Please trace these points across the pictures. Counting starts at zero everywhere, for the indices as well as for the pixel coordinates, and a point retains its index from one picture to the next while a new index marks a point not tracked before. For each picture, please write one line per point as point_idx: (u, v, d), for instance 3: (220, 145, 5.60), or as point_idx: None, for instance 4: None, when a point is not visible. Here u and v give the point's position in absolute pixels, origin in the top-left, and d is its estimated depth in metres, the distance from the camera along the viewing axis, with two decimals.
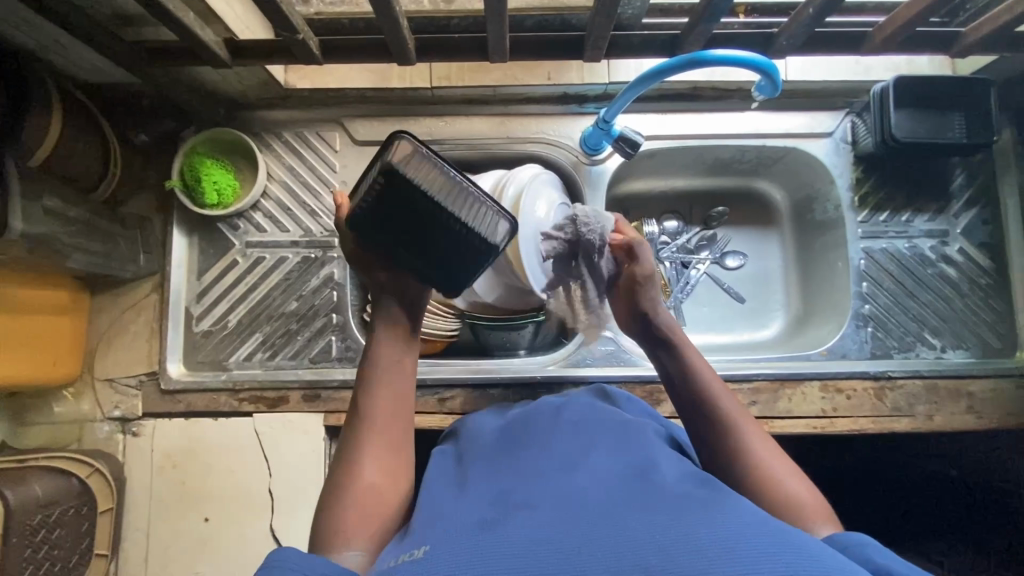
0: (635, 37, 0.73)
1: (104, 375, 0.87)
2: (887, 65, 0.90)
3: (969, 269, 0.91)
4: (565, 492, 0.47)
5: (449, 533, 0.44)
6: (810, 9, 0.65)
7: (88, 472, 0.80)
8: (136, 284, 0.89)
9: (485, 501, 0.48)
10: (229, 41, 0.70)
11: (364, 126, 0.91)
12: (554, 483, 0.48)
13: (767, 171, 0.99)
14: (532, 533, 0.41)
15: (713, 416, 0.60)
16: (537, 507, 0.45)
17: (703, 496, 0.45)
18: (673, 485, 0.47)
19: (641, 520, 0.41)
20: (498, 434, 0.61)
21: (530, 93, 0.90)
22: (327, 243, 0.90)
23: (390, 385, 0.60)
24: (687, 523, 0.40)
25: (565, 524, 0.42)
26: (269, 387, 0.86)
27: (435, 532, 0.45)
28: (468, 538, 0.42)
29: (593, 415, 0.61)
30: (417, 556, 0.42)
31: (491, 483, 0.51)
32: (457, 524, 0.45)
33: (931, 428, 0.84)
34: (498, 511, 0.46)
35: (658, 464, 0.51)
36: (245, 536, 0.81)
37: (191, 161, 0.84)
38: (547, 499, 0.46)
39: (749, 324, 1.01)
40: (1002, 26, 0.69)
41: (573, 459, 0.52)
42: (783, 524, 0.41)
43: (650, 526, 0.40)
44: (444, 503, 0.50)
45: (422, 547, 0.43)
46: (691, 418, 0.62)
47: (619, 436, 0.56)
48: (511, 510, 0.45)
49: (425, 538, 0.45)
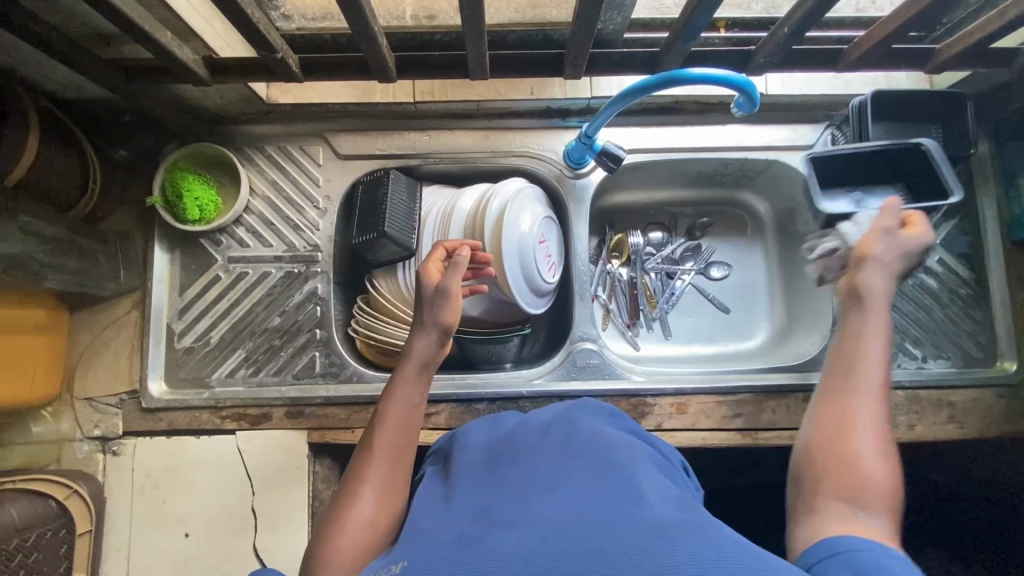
0: (615, 53, 0.73)
1: (84, 393, 0.86)
2: (866, 80, 0.91)
3: (949, 279, 0.92)
4: (542, 508, 0.47)
5: (423, 551, 0.44)
6: (785, 28, 0.66)
7: (67, 494, 0.79)
8: (116, 301, 0.88)
9: (468, 514, 0.48)
10: (207, 59, 0.70)
11: (348, 140, 0.91)
12: (538, 501, 0.48)
13: (750, 182, 1.00)
14: (509, 548, 0.42)
15: (850, 371, 0.60)
16: (516, 523, 0.45)
17: (686, 517, 0.45)
18: (658, 504, 0.47)
19: (622, 538, 0.41)
20: (482, 446, 0.62)
21: (514, 107, 0.90)
22: (311, 258, 0.90)
23: (399, 423, 0.62)
24: (669, 545, 0.40)
25: (541, 539, 0.42)
26: (252, 404, 0.85)
27: (410, 549, 0.45)
28: (443, 556, 0.42)
29: (574, 426, 0.61)
30: (395, 571, 0.42)
31: (476, 496, 0.51)
32: (434, 539, 0.45)
33: (913, 439, 0.85)
34: (475, 526, 0.46)
35: (643, 483, 0.51)
36: (228, 558, 0.81)
37: (173, 175, 0.84)
38: (528, 515, 0.46)
39: (735, 334, 1.01)
40: (974, 44, 0.69)
41: (556, 475, 0.52)
42: (766, 553, 0.41)
43: (631, 546, 0.40)
44: (425, 517, 0.51)
45: (400, 562, 0.44)
46: (834, 363, 0.62)
47: (605, 448, 0.56)
48: (491, 526, 0.45)
49: (406, 551, 0.46)
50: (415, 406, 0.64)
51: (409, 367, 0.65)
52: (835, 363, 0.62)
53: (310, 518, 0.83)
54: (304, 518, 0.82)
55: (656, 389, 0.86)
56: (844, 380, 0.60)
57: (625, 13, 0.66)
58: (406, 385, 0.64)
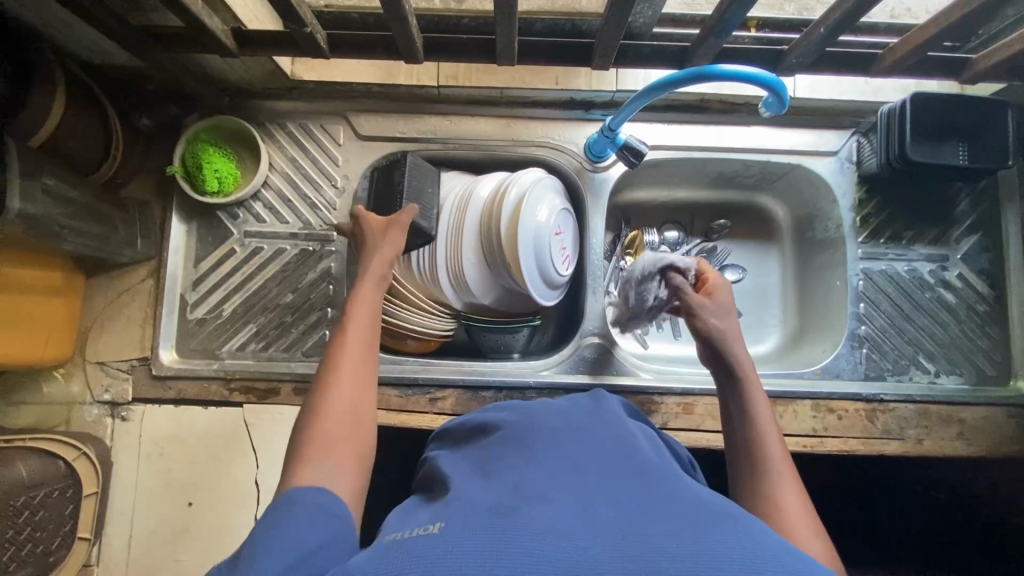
0: (644, 46, 0.72)
1: (96, 357, 0.87)
2: (896, 87, 0.89)
3: (967, 295, 0.91)
4: (577, 483, 0.47)
5: (461, 516, 0.43)
6: (821, 28, 0.65)
7: (76, 456, 0.80)
8: (131, 269, 0.88)
9: (500, 487, 0.48)
10: (236, 30, 0.69)
11: (369, 121, 0.90)
12: (572, 480, 0.47)
13: (770, 186, 0.99)
14: (550, 518, 0.41)
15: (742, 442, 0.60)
16: (553, 499, 0.44)
17: (723, 505, 0.44)
18: (690, 492, 0.46)
19: (662, 522, 0.40)
20: (504, 426, 0.61)
21: (538, 96, 0.89)
22: (326, 237, 0.90)
23: (350, 359, 0.61)
24: (710, 534, 0.38)
25: (580, 514, 0.42)
26: (260, 378, 0.86)
27: (446, 514, 0.44)
28: (483, 520, 0.41)
29: (598, 414, 0.61)
30: (431, 531, 0.41)
31: (509, 471, 0.50)
32: (470, 507, 0.44)
33: (920, 453, 0.84)
34: (510, 499, 0.45)
35: (671, 473, 0.50)
36: (229, 530, 0.81)
37: (193, 147, 0.84)
38: (562, 489, 0.46)
39: (745, 338, 1.01)
40: (1011, 56, 0.68)
41: (586, 453, 0.51)
42: None
43: (672, 529, 0.39)
44: (455, 489, 0.50)
45: (435, 524, 0.43)
46: (733, 447, 0.61)
47: (630, 437, 0.56)
48: (527, 500, 0.44)
49: (441, 516, 0.44)
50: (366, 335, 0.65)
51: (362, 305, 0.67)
52: (734, 444, 0.61)
53: None
54: None
55: (663, 388, 0.86)
56: (747, 454, 0.58)
57: (656, 8, 0.65)
58: (359, 316, 0.66)
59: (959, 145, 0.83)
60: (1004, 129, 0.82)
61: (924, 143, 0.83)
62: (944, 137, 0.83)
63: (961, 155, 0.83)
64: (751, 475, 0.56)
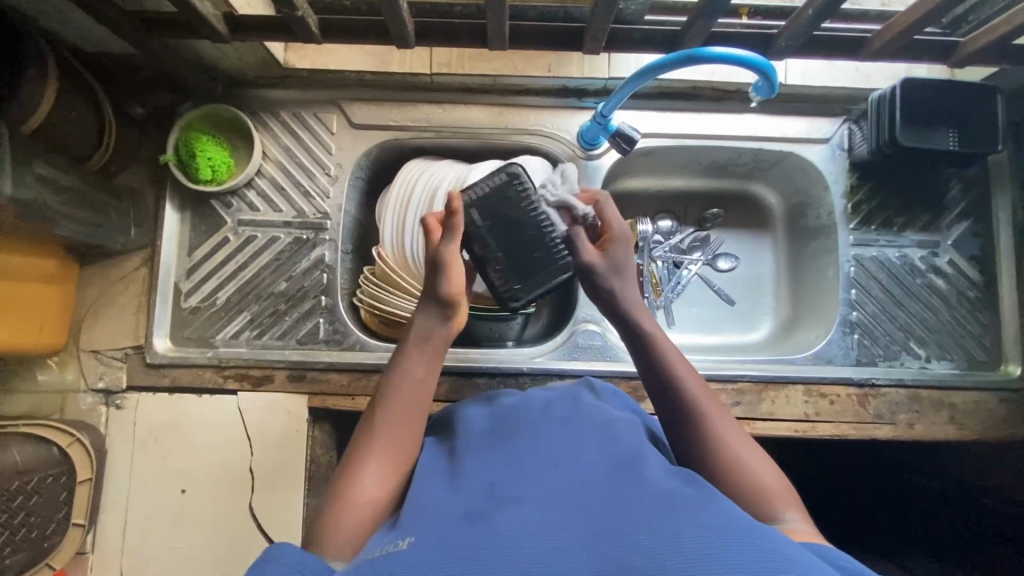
0: (636, 31, 0.72)
1: (90, 346, 0.87)
2: (886, 73, 0.89)
3: (958, 281, 0.91)
4: (551, 487, 0.47)
5: (431, 527, 0.43)
6: (809, 10, 0.65)
7: (69, 442, 0.80)
8: (126, 257, 0.89)
9: (475, 491, 0.48)
10: (228, 15, 0.70)
11: (362, 109, 0.91)
12: (544, 484, 0.47)
13: (763, 174, 0.99)
14: (521, 529, 0.41)
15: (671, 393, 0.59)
16: (525, 505, 0.44)
17: (691, 495, 0.45)
18: (661, 486, 0.47)
19: (631, 521, 0.41)
20: (486, 421, 0.62)
21: (530, 84, 0.90)
22: (320, 225, 0.90)
23: (405, 396, 0.59)
24: (673, 535, 0.39)
25: (550, 521, 0.42)
26: (254, 365, 0.86)
27: (417, 525, 0.44)
28: (452, 531, 0.41)
29: (579, 406, 0.61)
30: (402, 547, 0.41)
31: (479, 472, 0.50)
32: (442, 516, 0.44)
33: (911, 437, 0.85)
34: (484, 505, 0.45)
35: (646, 466, 0.50)
36: (223, 516, 0.82)
37: (186, 135, 0.84)
38: (536, 494, 0.46)
39: (738, 326, 1.01)
40: (1000, 38, 0.69)
41: (563, 453, 0.52)
42: (771, 530, 0.40)
43: (640, 526, 0.40)
44: (430, 493, 0.50)
45: (406, 538, 0.43)
46: (658, 396, 0.60)
47: (609, 432, 0.56)
48: (498, 506, 0.45)
49: (412, 528, 0.44)
50: (422, 382, 0.61)
51: (421, 346, 0.62)
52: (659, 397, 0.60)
53: (307, 482, 0.84)
54: (301, 481, 0.83)
55: None
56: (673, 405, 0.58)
57: None
58: (414, 363, 0.61)
59: (949, 130, 0.83)
60: (994, 114, 0.82)
61: (914, 127, 0.83)
62: (936, 122, 0.83)
63: (951, 139, 0.83)
64: (694, 433, 0.56)
